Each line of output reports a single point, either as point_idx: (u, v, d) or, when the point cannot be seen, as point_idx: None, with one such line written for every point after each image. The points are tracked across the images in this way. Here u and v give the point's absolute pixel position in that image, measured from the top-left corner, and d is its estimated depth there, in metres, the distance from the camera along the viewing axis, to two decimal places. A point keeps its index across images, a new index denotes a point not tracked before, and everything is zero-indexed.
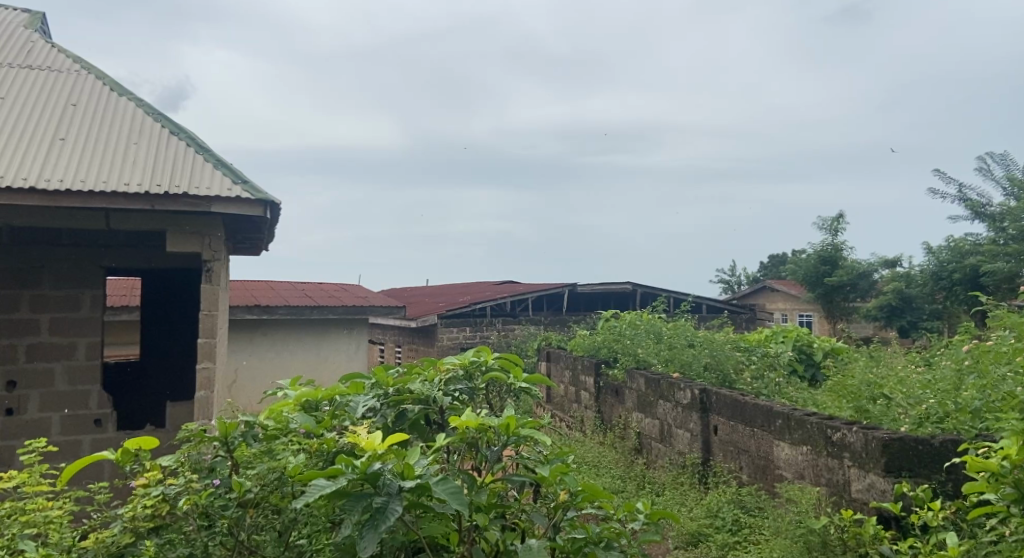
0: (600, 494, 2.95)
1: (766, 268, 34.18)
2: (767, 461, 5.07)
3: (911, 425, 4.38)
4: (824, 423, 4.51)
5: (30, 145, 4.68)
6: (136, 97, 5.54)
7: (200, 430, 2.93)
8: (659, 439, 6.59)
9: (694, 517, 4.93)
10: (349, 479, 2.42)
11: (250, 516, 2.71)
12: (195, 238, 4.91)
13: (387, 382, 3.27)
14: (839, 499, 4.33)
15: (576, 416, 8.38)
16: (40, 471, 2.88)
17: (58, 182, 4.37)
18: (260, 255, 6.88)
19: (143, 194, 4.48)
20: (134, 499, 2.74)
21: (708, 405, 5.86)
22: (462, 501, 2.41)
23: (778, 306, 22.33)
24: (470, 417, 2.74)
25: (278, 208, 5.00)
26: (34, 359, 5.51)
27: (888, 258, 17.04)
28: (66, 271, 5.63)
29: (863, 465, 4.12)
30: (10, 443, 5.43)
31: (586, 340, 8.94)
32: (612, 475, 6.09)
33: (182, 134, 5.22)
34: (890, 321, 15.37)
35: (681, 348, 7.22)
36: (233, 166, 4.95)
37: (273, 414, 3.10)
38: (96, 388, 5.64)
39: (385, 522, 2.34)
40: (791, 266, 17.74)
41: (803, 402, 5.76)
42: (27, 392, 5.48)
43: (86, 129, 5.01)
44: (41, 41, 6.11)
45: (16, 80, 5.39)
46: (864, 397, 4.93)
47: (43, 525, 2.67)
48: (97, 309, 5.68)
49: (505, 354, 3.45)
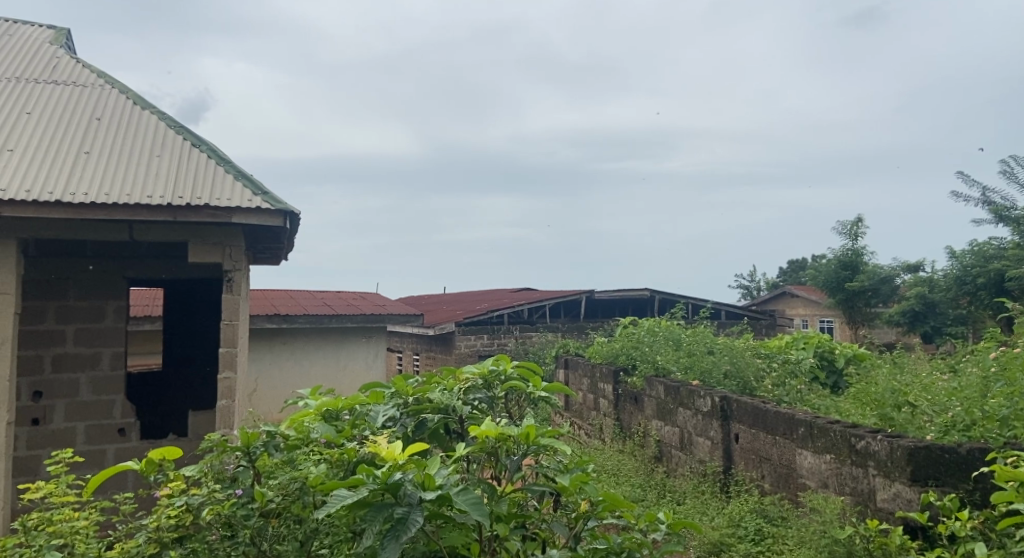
0: (622, 504, 2.94)
1: (785, 273, 33.96)
2: (790, 470, 5.03)
3: (937, 433, 4.32)
4: (847, 431, 4.45)
5: (55, 159, 4.76)
6: (159, 111, 5.61)
7: (222, 440, 2.97)
8: (679, 446, 6.54)
9: (716, 527, 4.86)
10: (370, 489, 2.43)
11: (273, 526, 2.72)
12: (216, 249, 4.96)
13: (408, 391, 3.29)
14: (864, 508, 4.27)
15: (595, 424, 8.35)
16: (67, 482, 2.90)
17: (83, 195, 4.43)
18: (279, 265, 6.94)
19: (165, 205, 4.53)
20: (158, 510, 2.77)
21: (728, 413, 5.82)
22: (483, 512, 2.41)
23: (798, 312, 22.16)
24: (489, 426, 2.75)
25: (297, 218, 5.04)
26: (60, 370, 5.59)
27: (910, 263, 16.84)
28: (90, 282, 5.70)
29: (888, 474, 4.07)
30: (36, 453, 5.49)
31: (604, 347, 8.91)
32: (632, 484, 6.06)
33: (203, 147, 5.28)
34: (913, 326, 15.14)
35: (701, 355, 7.18)
36: (254, 177, 5.00)
37: (294, 424, 3.11)
38: (120, 397, 5.71)
39: (406, 532, 2.34)
40: (811, 271, 17.61)
41: (826, 410, 5.70)
42: (52, 403, 5.55)
43: (110, 143, 5.08)
44: (66, 57, 6.22)
45: (42, 95, 5.49)
46: (889, 405, 4.84)
47: (70, 536, 2.70)
48: (121, 320, 5.76)
49: (524, 363, 3.46)
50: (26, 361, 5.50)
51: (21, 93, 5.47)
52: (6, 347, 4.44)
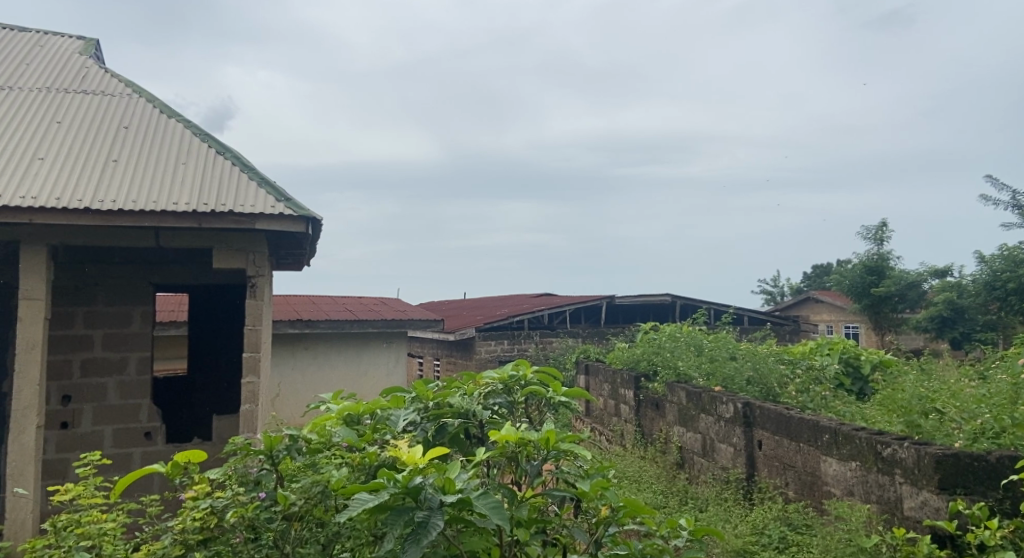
0: (643, 509, 2.92)
1: (809, 279, 33.60)
2: (815, 477, 4.97)
3: (965, 440, 4.26)
4: (873, 439, 4.39)
5: (84, 167, 4.85)
6: (185, 119, 5.70)
7: (246, 443, 3.01)
8: (702, 453, 6.50)
9: (739, 534, 4.79)
10: (391, 493, 2.44)
11: (295, 529, 2.74)
12: (240, 255, 5.02)
13: (428, 395, 3.29)
14: (891, 516, 4.22)
15: (616, 429, 8.31)
16: (95, 485, 2.94)
17: (111, 202, 4.51)
18: (300, 270, 6.98)
19: (190, 213, 4.60)
20: (183, 512, 2.80)
21: (751, 419, 5.77)
22: (503, 516, 2.41)
23: (823, 318, 21.95)
24: (509, 430, 2.76)
25: (320, 224, 5.09)
26: (88, 374, 5.68)
27: (938, 268, 16.57)
28: (118, 287, 5.79)
29: (915, 482, 4.01)
30: (65, 456, 5.60)
31: (625, 353, 8.86)
32: (653, 491, 6.01)
33: (228, 154, 5.35)
34: (942, 332, 14.90)
35: (723, 361, 7.13)
36: (277, 184, 5.05)
37: (316, 427, 3.13)
38: (146, 402, 5.79)
39: (427, 536, 2.35)
40: (836, 276, 17.40)
41: (851, 417, 5.63)
42: (81, 406, 5.65)
43: (137, 151, 5.17)
44: (95, 67, 6.33)
45: (71, 104, 5.60)
46: (916, 412, 4.79)
47: (98, 537, 2.73)
48: (147, 325, 5.84)
49: (544, 368, 3.47)
50: (56, 365, 5.60)
51: (51, 103, 5.58)
52: (36, 351, 4.52)
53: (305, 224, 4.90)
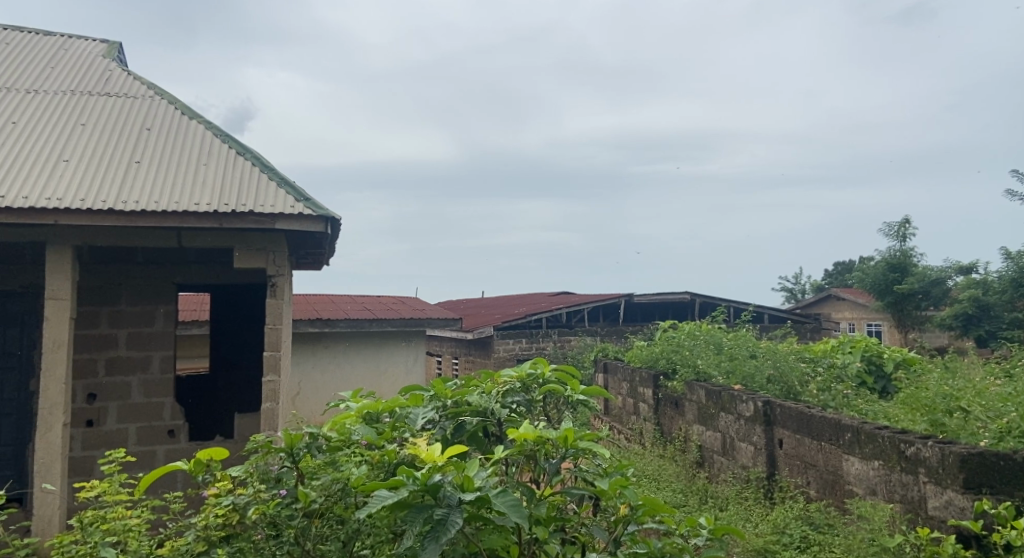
0: (662, 508, 2.90)
1: (830, 276, 33.31)
2: (837, 476, 4.93)
3: (991, 440, 4.22)
4: (897, 437, 4.35)
5: (107, 168, 4.91)
6: (206, 121, 5.76)
7: (267, 441, 3.03)
8: (722, 452, 6.47)
9: (760, 534, 4.75)
10: (410, 490, 2.46)
11: (316, 526, 2.76)
12: (260, 254, 5.06)
13: (446, 394, 3.30)
14: (915, 516, 4.17)
15: (635, 428, 8.29)
16: (119, 481, 2.98)
17: (134, 203, 4.57)
18: (320, 270, 7.03)
19: (211, 212, 4.64)
20: (206, 509, 2.83)
21: (772, 418, 5.73)
22: (522, 514, 2.42)
23: (844, 316, 21.70)
24: (528, 429, 2.75)
25: (338, 224, 5.12)
26: (113, 373, 5.76)
27: (962, 264, 16.34)
28: (141, 287, 5.86)
29: (940, 482, 3.97)
30: (91, 453, 5.68)
31: (643, 351, 8.83)
32: (672, 489, 5.98)
33: (248, 154, 5.40)
34: (967, 330, 14.68)
35: (743, 359, 7.09)
36: (296, 184, 5.09)
37: (336, 425, 3.15)
38: (169, 400, 5.87)
39: (446, 533, 2.36)
40: (858, 274, 17.20)
41: (874, 416, 5.56)
42: (106, 404, 5.73)
43: (159, 151, 5.24)
44: (118, 69, 6.41)
45: (96, 107, 5.68)
46: (940, 411, 4.74)
47: (123, 533, 2.79)
48: (170, 324, 5.91)
49: (562, 366, 3.47)
50: (81, 363, 5.69)
51: (76, 106, 5.67)
52: (63, 350, 4.59)
53: (323, 224, 4.93)
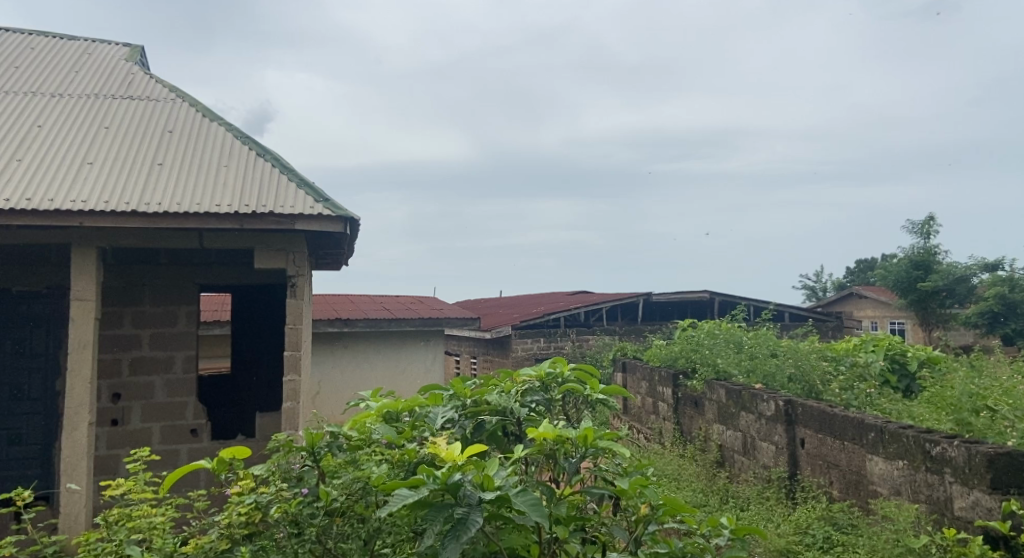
0: (683, 508, 2.89)
1: (852, 274, 32.94)
2: (860, 476, 4.88)
3: (1019, 439, 4.15)
4: (922, 437, 4.29)
5: (130, 171, 4.97)
6: (226, 122, 5.81)
7: (288, 440, 3.04)
8: (742, 451, 6.43)
9: (782, 534, 4.71)
10: (431, 489, 2.46)
11: (337, 524, 2.78)
12: (280, 255, 5.10)
13: (465, 393, 3.31)
14: (941, 517, 4.12)
15: (655, 427, 8.25)
16: (145, 480, 3.01)
17: (156, 205, 4.62)
18: (339, 270, 7.07)
19: (231, 213, 4.69)
20: (229, 507, 2.86)
21: (794, 417, 5.68)
22: (542, 513, 2.41)
23: (866, 314, 21.45)
24: (548, 428, 2.75)
25: (357, 224, 5.15)
26: (137, 373, 5.83)
27: (988, 261, 16.10)
28: (164, 288, 5.93)
29: (966, 482, 3.91)
30: (115, 452, 5.76)
31: (663, 350, 8.79)
32: (692, 489, 5.95)
33: (268, 155, 5.45)
34: (993, 328, 14.45)
35: (764, 358, 7.03)
36: (315, 184, 5.12)
37: (356, 424, 3.16)
38: (192, 399, 5.92)
39: (466, 532, 2.37)
40: (881, 271, 17.01)
41: (897, 415, 5.49)
42: (130, 404, 5.81)
43: (181, 153, 5.30)
44: (140, 73, 6.49)
45: (119, 110, 5.75)
46: (967, 410, 4.67)
47: (148, 531, 2.83)
48: (192, 324, 5.97)
49: (581, 365, 3.47)
50: (105, 363, 5.76)
51: (99, 109, 5.74)
52: (88, 350, 4.65)
53: (342, 224, 4.96)
